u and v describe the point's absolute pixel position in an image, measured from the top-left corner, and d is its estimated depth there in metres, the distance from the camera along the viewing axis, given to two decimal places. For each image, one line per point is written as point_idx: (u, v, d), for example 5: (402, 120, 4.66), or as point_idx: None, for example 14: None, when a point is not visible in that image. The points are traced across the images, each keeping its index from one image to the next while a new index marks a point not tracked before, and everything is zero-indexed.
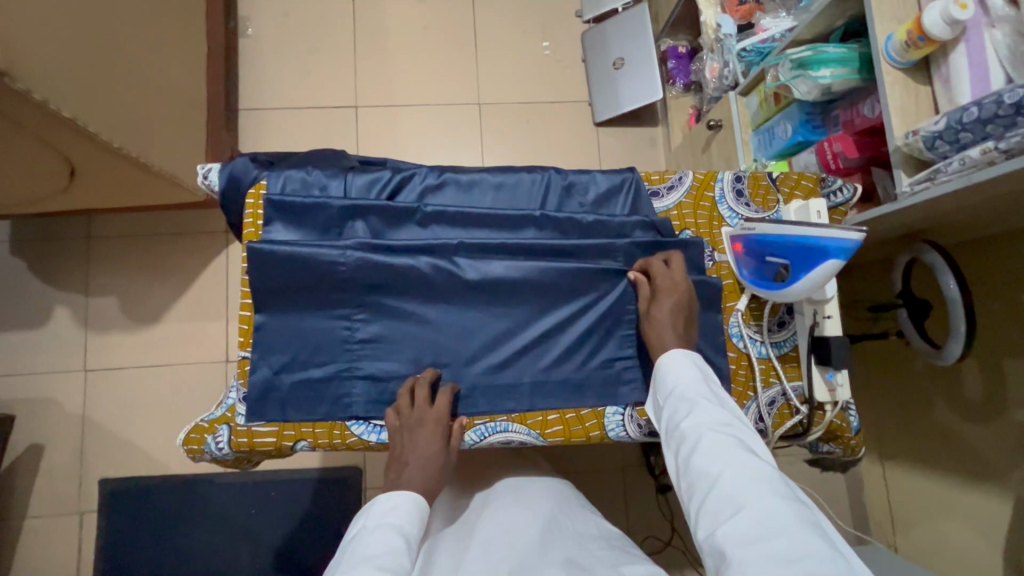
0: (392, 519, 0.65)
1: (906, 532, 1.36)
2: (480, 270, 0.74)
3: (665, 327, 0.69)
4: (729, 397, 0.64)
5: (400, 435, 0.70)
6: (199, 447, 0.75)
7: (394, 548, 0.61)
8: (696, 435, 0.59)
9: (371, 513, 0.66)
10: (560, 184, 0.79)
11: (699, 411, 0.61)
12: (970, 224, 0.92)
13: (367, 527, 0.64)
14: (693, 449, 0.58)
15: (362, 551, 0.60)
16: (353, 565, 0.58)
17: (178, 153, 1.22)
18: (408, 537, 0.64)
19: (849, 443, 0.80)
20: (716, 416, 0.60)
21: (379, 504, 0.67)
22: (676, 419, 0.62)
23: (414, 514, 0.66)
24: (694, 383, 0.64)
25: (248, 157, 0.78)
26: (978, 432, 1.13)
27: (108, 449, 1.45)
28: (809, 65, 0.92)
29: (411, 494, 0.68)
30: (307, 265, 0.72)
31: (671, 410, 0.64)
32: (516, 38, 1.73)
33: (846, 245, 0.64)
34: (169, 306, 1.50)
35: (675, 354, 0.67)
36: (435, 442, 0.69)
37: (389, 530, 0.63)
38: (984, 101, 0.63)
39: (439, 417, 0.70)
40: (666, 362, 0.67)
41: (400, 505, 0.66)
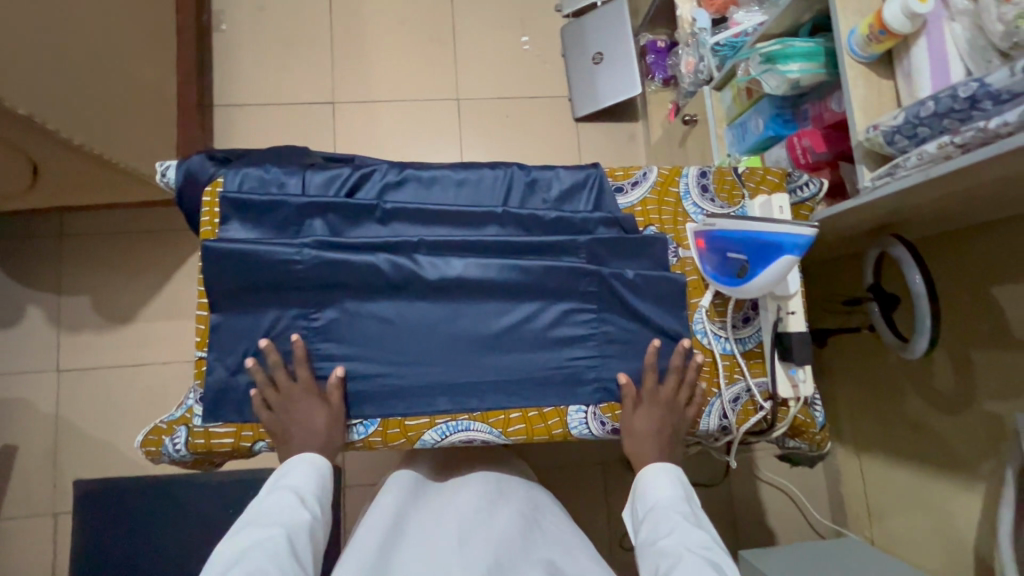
0: (294, 482, 0.68)
1: (881, 525, 1.37)
2: (441, 268, 0.73)
3: (644, 442, 0.73)
4: (708, 522, 0.69)
5: (280, 405, 0.71)
6: (156, 449, 0.74)
7: (289, 511, 0.65)
8: (677, 552, 0.62)
9: (275, 477, 0.69)
10: (522, 180, 0.79)
11: (680, 529, 0.65)
12: (937, 218, 0.92)
13: (271, 490, 0.68)
14: (675, 564, 0.60)
15: (258, 513, 0.64)
16: (250, 527, 0.63)
17: (148, 150, 1.21)
18: (305, 498, 0.67)
19: (814, 438, 0.80)
20: (693, 532, 0.65)
21: (283, 468, 0.69)
22: (657, 538, 0.66)
23: (312, 476, 0.69)
24: (675, 503, 0.69)
25: (205, 154, 0.77)
26: (950, 423, 1.14)
27: (81, 450, 1.44)
28: (776, 60, 0.92)
29: (313, 458, 0.70)
30: (262, 264, 0.71)
31: (652, 532, 0.67)
32: (495, 33, 1.72)
33: (800, 241, 0.64)
34: (143, 305, 1.48)
35: (663, 469, 0.72)
36: (313, 417, 0.70)
37: (289, 494, 0.67)
38: (940, 95, 0.62)
39: (308, 387, 0.71)
40: (648, 477, 0.72)
41: (294, 469, 0.69)
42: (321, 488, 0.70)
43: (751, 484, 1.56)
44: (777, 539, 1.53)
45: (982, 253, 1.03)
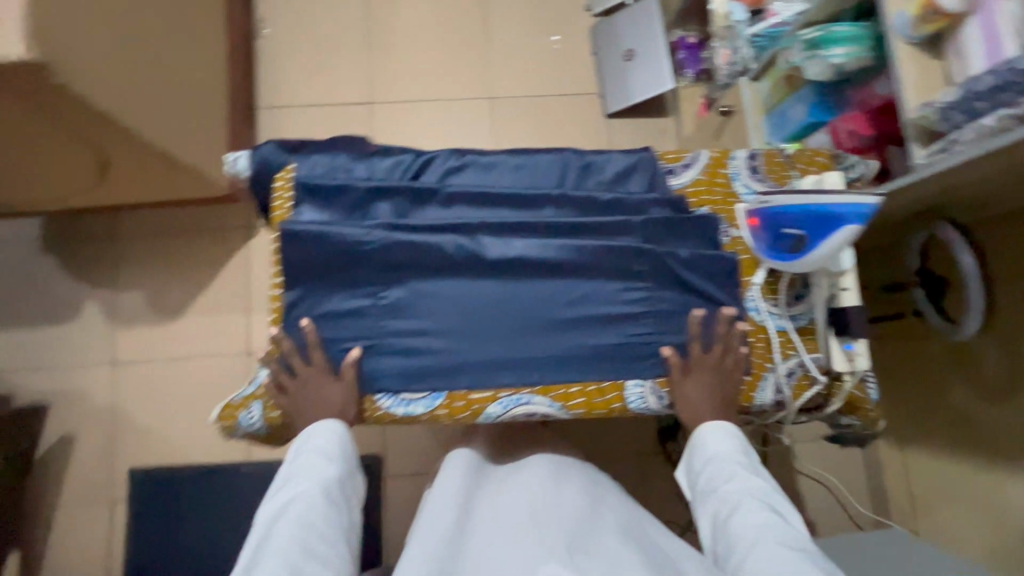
0: (320, 444, 0.72)
1: (927, 516, 1.36)
2: (502, 247, 0.76)
3: (700, 407, 0.76)
4: (762, 467, 0.74)
5: (297, 391, 0.75)
6: (232, 422, 0.78)
7: (320, 469, 0.69)
8: (736, 499, 0.68)
9: (301, 443, 0.73)
10: (577, 164, 0.81)
11: (736, 476, 0.70)
12: (987, 199, 0.92)
13: (298, 454, 0.72)
14: (733, 510, 0.67)
15: (288, 476, 0.69)
16: (286, 489, 0.68)
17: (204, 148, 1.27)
18: (331, 456, 0.72)
19: (868, 414, 0.81)
20: (751, 480, 0.70)
21: (309, 433, 0.73)
22: (715, 482, 0.71)
23: (334, 437, 0.73)
24: (729, 452, 0.73)
25: (277, 143, 0.81)
26: (997, 411, 1.13)
27: (136, 439, 1.49)
28: (820, 45, 0.94)
29: (331, 423, 0.73)
30: (335, 244, 0.74)
31: (707, 475, 0.73)
32: (526, 33, 1.76)
33: (862, 209, 0.70)
34: (193, 300, 1.54)
35: (718, 425, 0.75)
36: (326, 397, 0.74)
37: (317, 455, 0.71)
38: (997, 69, 0.64)
39: (323, 372, 0.75)
40: (705, 430, 0.75)
41: (316, 432, 0.73)
42: (345, 446, 0.74)
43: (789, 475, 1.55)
44: (817, 531, 1.50)
45: None
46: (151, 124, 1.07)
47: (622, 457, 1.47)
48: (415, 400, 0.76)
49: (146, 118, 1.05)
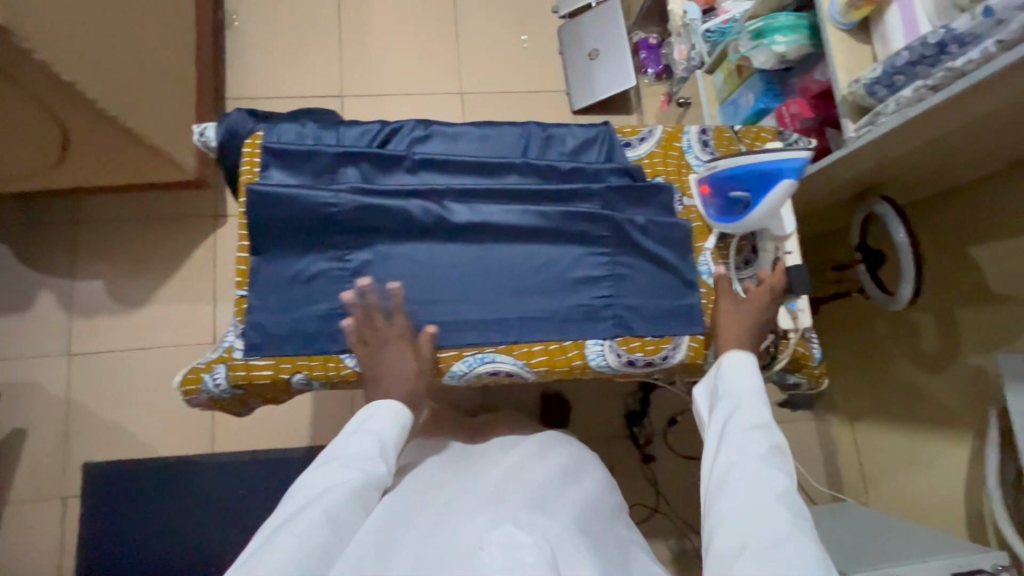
0: (375, 428, 0.68)
1: (877, 488, 1.43)
2: (468, 211, 0.79)
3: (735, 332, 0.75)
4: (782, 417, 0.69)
5: (375, 347, 0.75)
6: (196, 386, 0.77)
7: (371, 455, 0.65)
8: (745, 444, 0.63)
9: (357, 420, 0.69)
10: (539, 135, 0.85)
11: (754, 419, 0.65)
12: (915, 175, 1.01)
13: (351, 432, 0.68)
14: (739, 453, 0.62)
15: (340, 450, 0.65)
16: (331, 462, 0.64)
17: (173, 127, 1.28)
18: (386, 445, 0.67)
19: (812, 371, 0.86)
20: (767, 425, 0.64)
21: (366, 410, 0.70)
22: (729, 419, 0.67)
23: (395, 424, 0.69)
24: (755, 392, 0.69)
25: (245, 111, 0.82)
26: (936, 380, 1.21)
27: (93, 432, 1.44)
28: (764, 35, 1.01)
29: (393, 402, 0.70)
30: (303, 207, 0.76)
31: (723, 410, 0.69)
32: (495, 32, 1.81)
33: (795, 163, 0.73)
34: (156, 290, 1.51)
35: (740, 354, 0.72)
36: (401, 353, 0.74)
37: (371, 436, 0.67)
38: (912, 45, 0.71)
39: (401, 333, 0.75)
40: (731, 359, 0.72)
41: (381, 413, 0.69)
42: (402, 437, 0.69)
43: None
44: None
45: (963, 215, 1.11)
46: (118, 101, 1.07)
47: (590, 441, 1.50)
48: None
49: (113, 94, 1.05)
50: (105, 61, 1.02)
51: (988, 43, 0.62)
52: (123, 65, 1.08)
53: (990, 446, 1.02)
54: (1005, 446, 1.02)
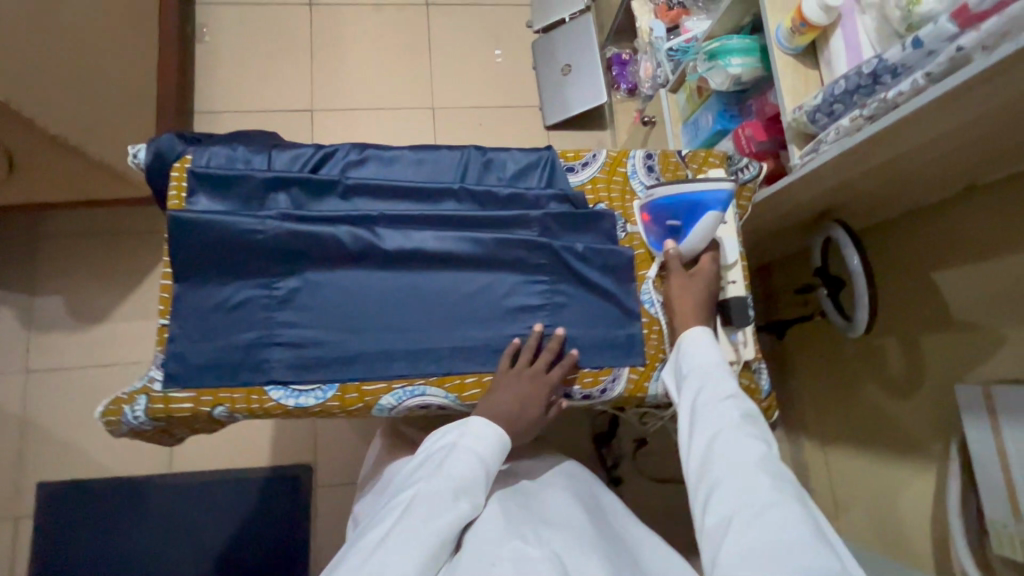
0: (478, 448, 0.68)
1: (847, 515, 1.39)
2: (400, 238, 0.77)
3: (691, 312, 0.76)
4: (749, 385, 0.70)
5: (501, 382, 0.74)
6: (116, 417, 0.75)
7: (477, 479, 0.66)
8: (725, 416, 0.63)
9: (461, 433, 0.70)
10: (478, 160, 0.83)
11: (728, 391, 0.65)
12: (872, 197, 0.99)
13: (455, 446, 0.69)
14: (717, 426, 0.62)
15: (446, 468, 0.66)
16: (436, 477, 0.65)
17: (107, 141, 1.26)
18: (488, 466, 0.68)
19: (760, 404, 0.84)
20: (739, 395, 0.65)
21: (471, 426, 0.70)
22: (701, 394, 0.66)
23: (497, 448, 0.70)
24: (721, 365, 0.69)
25: (175, 134, 0.80)
26: (902, 406, 1.18)
27: (47, 452, 1.42)
28: (718, 56, 0.99)
29: (498, 428, 0.71)
30: (227, 234, 0.74)
31: (692, 387, 0.69)
32: (468, 46, 1.80)
33: (720, 197, 0.75)
34: (116, 306, 1.49)
35: (701, 331, 0.73)
36: (537, 391, 0.74)
37: (472, 456, 0.68)
38: (849, 74, 0.69)
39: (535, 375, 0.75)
40: (695, 336, 0.73)
41: (485, 437, 0.69)
42: (500, 461, 0.70)
43: None
44: None
45: (925, 238, 1.08)
46: (39, 109, 1.08)
47: None
48: (306, 392, 0.75)
49: (37, 104, 1.07)
50: (17, 73, 1.03)
51: (918, 75, 0.60)
52: (43, 77, 1.09)
53: (951, 479, 0.99)
54: (967, 480, 0.99)
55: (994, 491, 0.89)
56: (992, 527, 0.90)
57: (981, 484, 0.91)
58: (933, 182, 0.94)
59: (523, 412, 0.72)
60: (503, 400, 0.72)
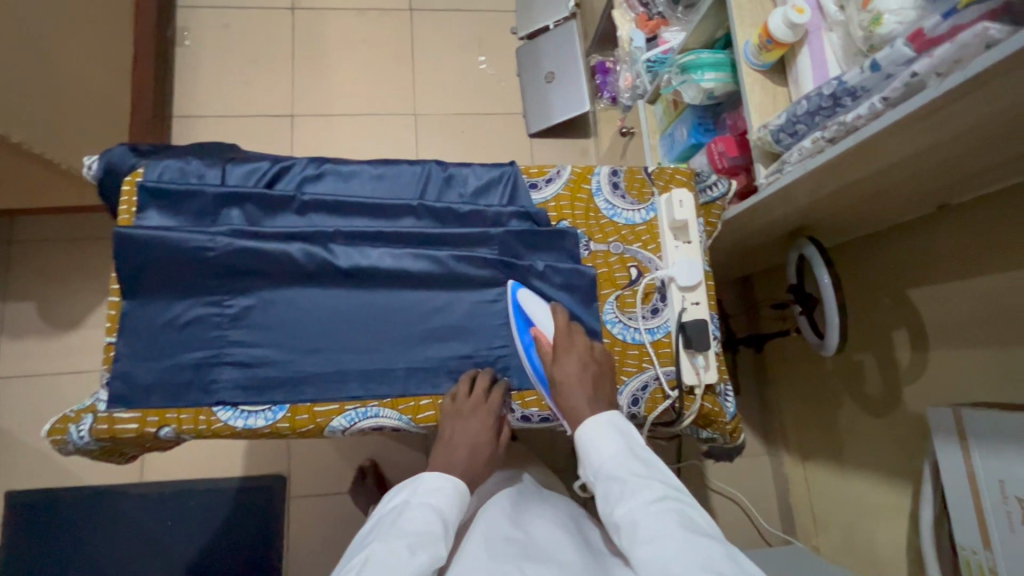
0: (434, 500, 0.68)
1: (826, 532, 1.37)
2: (355, 255, 0.76)
3: (575, 383, 0.71)
4: (654, 459, 0.67)
5: (454, 421, 0.73)
6: (62, 437, 0.73)
7: (435, 532, 0.64)
8: (634, 518, 0.60)
9: (415, 489, 0.70)
10: (439, 176, 0.82)
11: (631, 489, 0.63)
12: (846, 213, 0.97)
13: (409, 503, 0.68)
14: (633, 536, 0.59)
15: (399, 525, 0.64)
16: (392, 536, 0.63)
17: (78, 149, 1.24)
18: (447, 518, 0.67)
19: (724, 427, 0.82)
20: (643, 488, 0.63)
21: (424, 482, 0.71)
22: (610, 506, 0.63)
23: (455, 498, 0.70)
24: (620, 458, 0.66)
25: (128, 146, 0.78)
26: (879, 425, 1.16)
27: (16, 460, 1.39)
28: (690, 70, 0.97)
29: (451, 477, 0.71)
30: (176, 251, 0.72)
31: (601, 497, 0.65)
32: (453, 53, 1.79)
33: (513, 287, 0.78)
34: (91, 312, 1.47)
35: (591, 424, 0.69)
36: (487, 431, 0.73)
37: (428, 509, 0.67)
38: (810, 95, 0.68)
39: (493, 413, 0.73)
40: (586, 433, 0.69)
41: (441, 488, 0.70)
42: (461, 511, 0.70)
43: (700, 493, 1.51)
44: None
45: (901, 255, 1.07)
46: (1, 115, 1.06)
47: None
48: (255, 413, 0.73)
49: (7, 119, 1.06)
50: None
51: (875, 99, 0.59)
52: (13, 86, 1.07)
53: (925, 502, 0.97)
54: (940, 503, 0.97)
55: (964, 517, 0.88)
56: (963, 553, 0.88)
57: (952, 508, 0.90)
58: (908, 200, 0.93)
59: (477, 452, 0.74)
60: (457, 448, 0.73)
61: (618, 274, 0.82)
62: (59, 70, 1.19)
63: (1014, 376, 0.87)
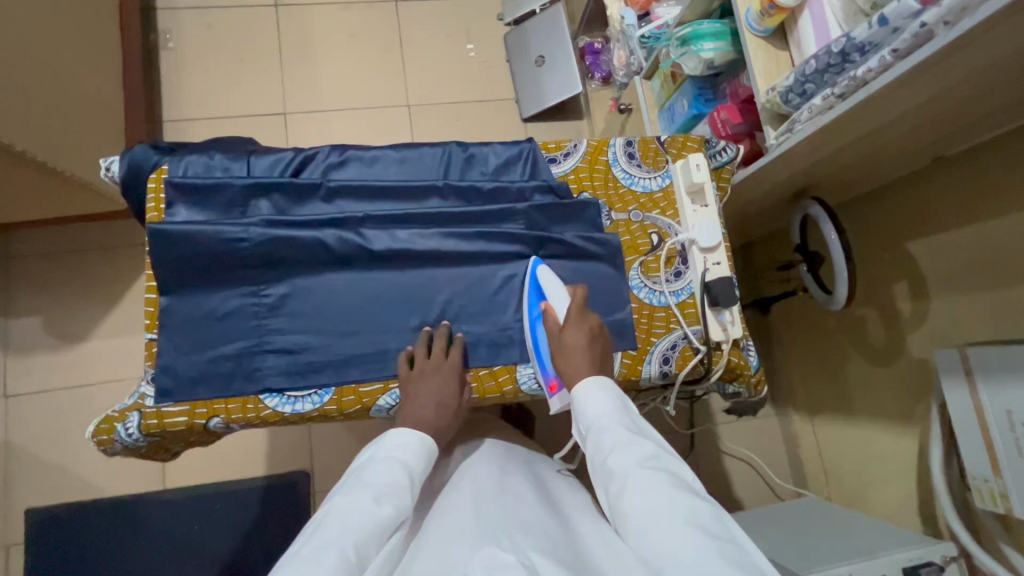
0: (400, 455, 0.67)
1: (838, 483, 1.43)
2: (388, 238, 0.77)
3: (576, 353, 0.71)
4: (647, 424, 0.67)
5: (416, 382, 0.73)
6: (109, 436, 0.73)
7: (400, 485, 0.63)
8: (625, 470, 0.59)
9: (380, 445, 0.69)
10: (460, 156, 0.83)
11: (622, 444, 0.62)
12: (846, 172, 1.02)
13: (375, 459, 0.67)
14: (623, 487, 0.58)
15: (363, 478, 0.63)
16: (355, 489, 0.61)
17: (81, 157, 1.22)
18: (412, 474, 0.67)
19: (750, 380, 0.85)
20: (634, 443, 0.62)
21: (388, 438, 0.70)
22: (602, 456, 0.63)
23: (422, 453, 0.69)
24: (614, 414, 0.66)
25: (148, 144, 0.78)
26: (885, 373, 1.22)
27: (36, 478, 1.38)
28: (691, 41, 1.00)
29: (417, 432, 0.71)
30: (212, 244, 0.73)
31: (593, 449, 0.64)
32: (441, 43, 1.79)
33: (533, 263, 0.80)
34: (96, 324, 1.45)
35: (590, 384, 0.69)
36: (449, 386, 0.74)
37: (395, 463, 0.66)
38: (818, 54, 0.71)
39: (451, 368, 0.74)
40: (582, 391, 0.69)
41: (406, 443, 0.69)
42: (427, 466, 0.69)
43: (715, 457, 1.55)
44: (743, 506, 1.52)
45: (897, 208, 1.12)
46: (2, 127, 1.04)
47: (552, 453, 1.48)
48: (302, 398, 0.74)
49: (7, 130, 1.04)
50: None
51: (885, 52, 0.62)
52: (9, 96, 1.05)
53: (934, 439, 1.04)
54: (947, 438, 1.04)
55: (975, 450, 0.94)
56: (975, 483, 0.94)
57: (962, 443, 0.96)
58: (906, 155, 0.97)
59: (444, 412, 0.74)
60: (423, 404, 0.72)
61: (640, 241, 0.85)
62: (53, 79, 1.16)
63: (1012, 315, 0.93)
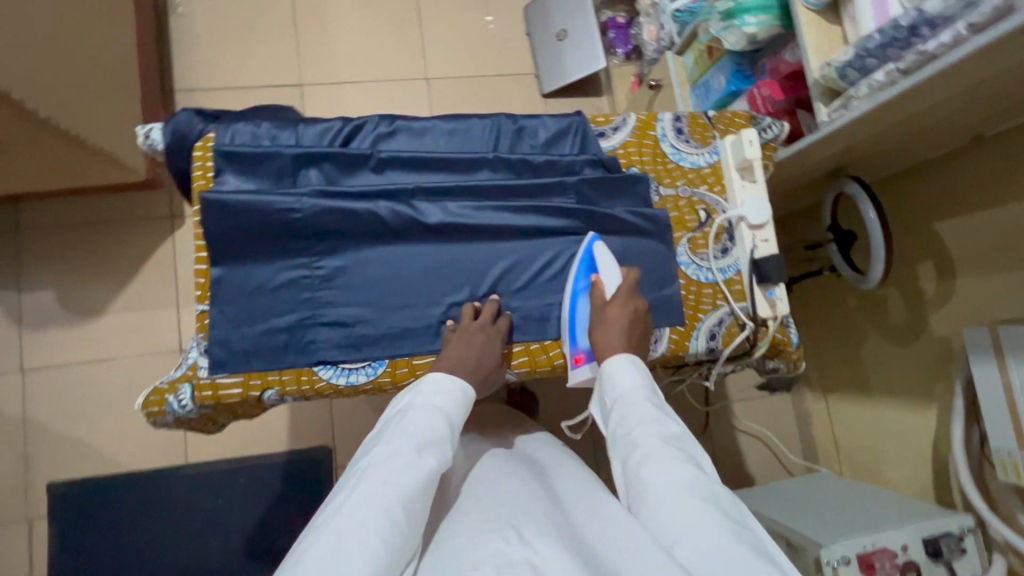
0: (439, 402, 0.67)
1: (851, 458, 1.47)
2: (441, 211, 0.76)
3: (619, 338, 0.70)
4: (668, 405, 0.67)
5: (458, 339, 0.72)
6: (160, 408, 0.73)
7: (441, 434, 0.64)
8: (650, 445, 0.59)
9: (418, 391, 0.68)
10: (510, 128, 0.82)
11: (648, 420, 0.62)
12: (882, 151, 1.02)
13: (413, 405, 0.66)
14: (645, 460, 0.59)
15: (402, 426, 0.63)
16: (396, 438, 0.62)
17: (102, 125, 1.18)
18: (452, 422, 0.67)
19: (791, 356, 0.86)
20: (661, 421, 0.62)
21: (427, 383, 0.68)
22: (626, 429, 0.63)
23: (460, 402, 0.69)
24: (642, 390, 0.66)
25: (193, 111, 0.77)
26: (903, 352, 1.25)
27: (57, 452, 1.37)
28: (734, 15, 0.98)
29: (458, 379, 0.70)
30: (264, 215, 0.71)
31: (617, 419, 0.64)
32: (459, 14, 1.74)
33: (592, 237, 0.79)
34: (112, 298, 1.42)
35: (620, 360, 0.68)
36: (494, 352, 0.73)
37: (434, 410, 0.66)
38: (883, 28, 0.71)
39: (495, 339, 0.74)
40: (611, 365, 0.68)
41: (447, 390, 0.68)
42: (466, 415, 0.69)
43: (731, 433, 1.58)
44: (755, 482, 1.56)
45: (925, 190, 1.13)
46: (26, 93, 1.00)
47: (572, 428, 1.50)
48: (356, 370, 0.74)
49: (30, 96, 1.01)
50: None
51: (960, 25, 0.62)
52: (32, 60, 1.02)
53: (956, 415, 1.06)
54: (969, 413, 1.07)
55: (1000, 426, 0.96)
56: (998, 457, 0.98)
57: (986, 419, 0.99)
58: (942, 136, 0.98)
59: (482, 369, 0.72)
60: (467, 360, 0.71)
61: (688, 217, 0.85)
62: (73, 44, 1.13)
63: None
